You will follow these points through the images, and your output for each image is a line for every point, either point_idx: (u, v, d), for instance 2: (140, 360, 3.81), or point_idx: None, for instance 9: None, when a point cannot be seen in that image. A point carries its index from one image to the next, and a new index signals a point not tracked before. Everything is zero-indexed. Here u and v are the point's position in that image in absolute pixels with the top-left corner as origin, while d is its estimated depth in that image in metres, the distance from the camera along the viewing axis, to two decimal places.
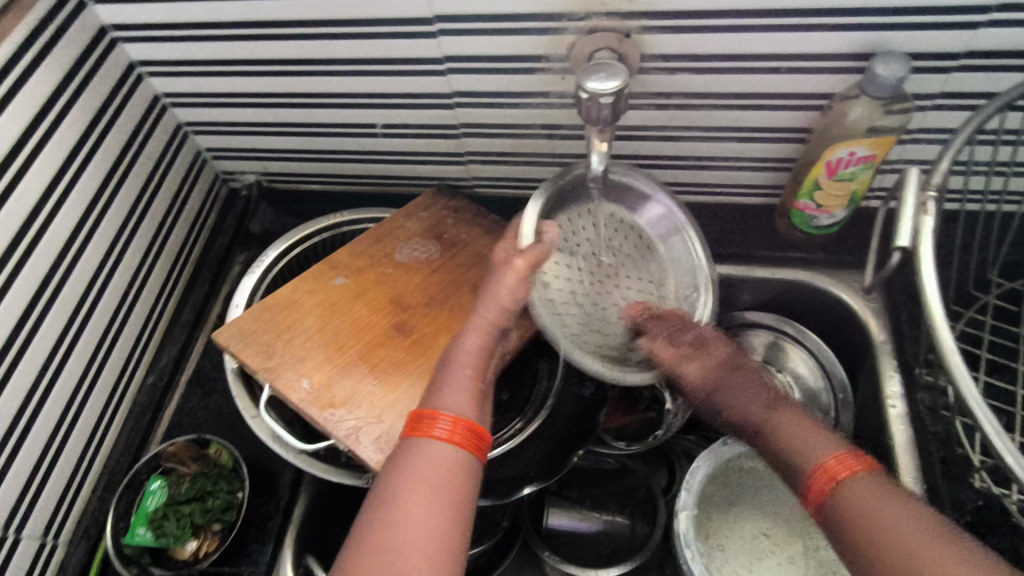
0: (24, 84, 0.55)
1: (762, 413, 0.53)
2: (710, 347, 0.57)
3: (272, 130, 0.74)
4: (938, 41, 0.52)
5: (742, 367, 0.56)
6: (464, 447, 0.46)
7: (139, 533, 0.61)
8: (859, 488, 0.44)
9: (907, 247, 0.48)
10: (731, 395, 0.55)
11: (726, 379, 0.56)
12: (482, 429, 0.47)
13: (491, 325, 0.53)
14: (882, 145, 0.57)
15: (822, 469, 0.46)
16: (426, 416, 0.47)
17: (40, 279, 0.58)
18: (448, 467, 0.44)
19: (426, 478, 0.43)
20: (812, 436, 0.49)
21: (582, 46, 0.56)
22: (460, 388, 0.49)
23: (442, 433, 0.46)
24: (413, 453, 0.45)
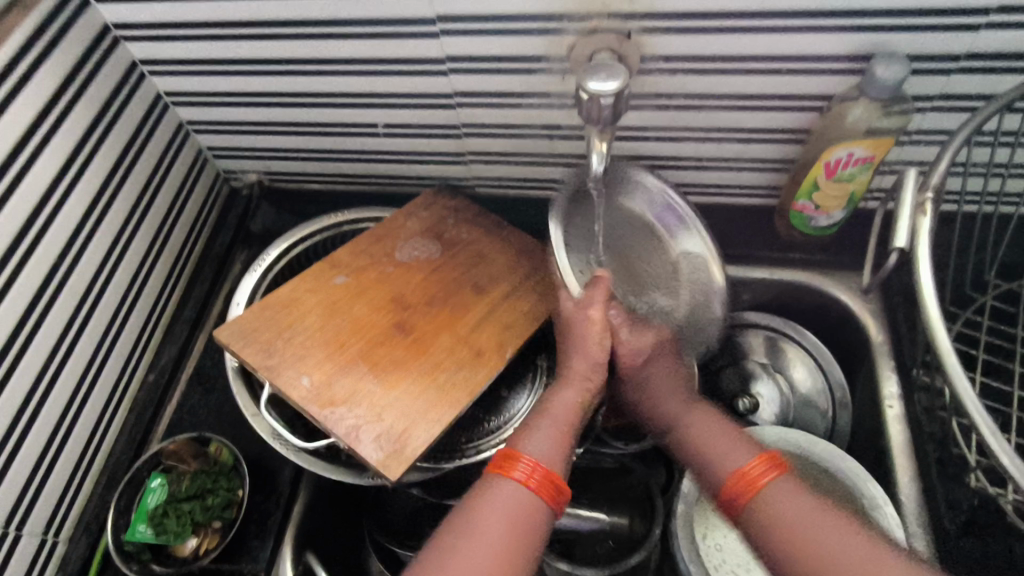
0: (28, 82, 0.55)
1: (681, 401, 0.57)
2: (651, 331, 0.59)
3: (273, 129, 0.75)
4: (937, 43, 0.52)
5: (671, 357, 0.60)
6: (541, 493, 0.49)
7: (139, 530, 0.62)
8: (780, 498, 0.47)
9: (905, 247, 0.48)
10: (658, 378, 0.58)
11: (657, 362, 0.59)
12: (560, 478, 0.49)
13: (583, 380, 0.55)
14: (881, 146, 0.57)
15: (743, 476, 0.49)
16: (511, 458, 0.50)
17: (42, 276, 0.58)
18: (524, 509, 0.48)
19: (503, 518, 0.47)
20: (727, 433, 0.53)
21: (582, 47, 0.56)
22: (548, 438, 0.52)
23: (522, 477, 0.49)
24: (492, 490, 0.49)
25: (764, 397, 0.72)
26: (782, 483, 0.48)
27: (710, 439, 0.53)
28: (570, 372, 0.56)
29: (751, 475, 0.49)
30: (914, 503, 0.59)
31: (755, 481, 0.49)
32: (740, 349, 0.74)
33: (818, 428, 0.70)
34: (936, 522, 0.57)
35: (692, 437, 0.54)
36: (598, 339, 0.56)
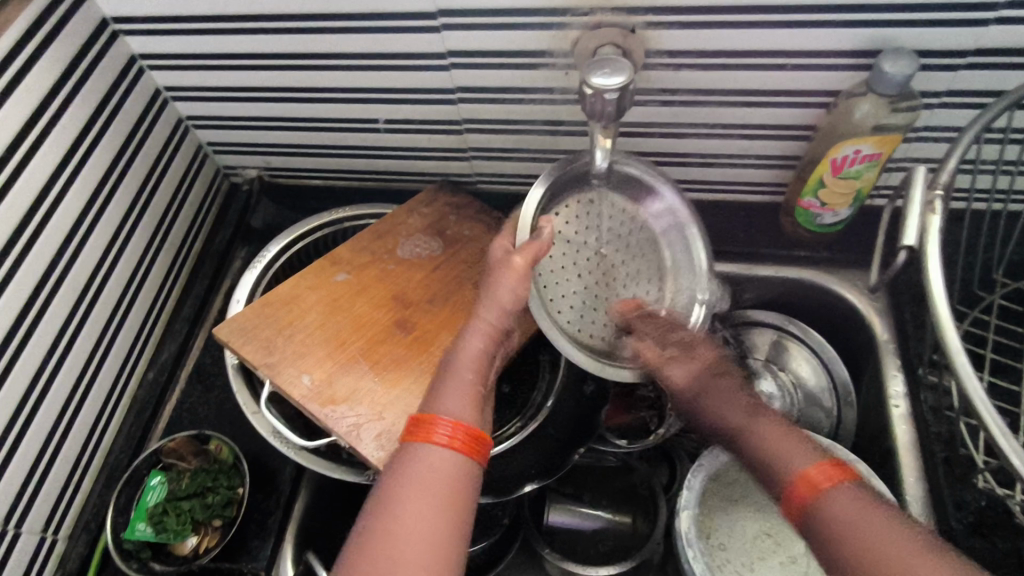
0: (24, 76, 0.54)
1: (744, 420, 0.51)
2: (694, 351, 0.56)
3: (274, 124, 0.74)
4: (947, 38, 0.52)
5: (724, 375, 0.55)
6: (464, 453, 0.45)
7: (139, 529, 0.61)
8: (840, 501, 0.43)
9: (914, 246, 0.47)
10: (714, 399, 0.53)
11: (709, 383, 0.54)
12: (482, 433, 0.46)
13: (492, 327, 0.53)
14: (887, 143, 0.56)
15: (805, 478, 0.45)
16: (425, 422, 0.46)
17: (41, 272, 0.58)
18: (448, 476, 0.44)
19: (428, 487, 0.43)
20: (791, 441, 0.48)
21: (586, 41, 0.55)
22: (458, 395, 0.48)
23: (442, 441, 0.45)
24: (414, 460, 0.44)
25: (766, 392, 0.70)
26: (844, 487, 0.44)
27: (774, 452, 0.48)
28: (482, 322, 0.53)
29: (814, 477, 0.45)
30: (921, 504, 0.59)
31: (818, 485, 0.44)
32: (744, 347, 0.73)
33: (822, 428, 0.69)
34: (942, 522, 0.57)
35: (761, 455, 0.48)
36: (509, 286, 0.53)
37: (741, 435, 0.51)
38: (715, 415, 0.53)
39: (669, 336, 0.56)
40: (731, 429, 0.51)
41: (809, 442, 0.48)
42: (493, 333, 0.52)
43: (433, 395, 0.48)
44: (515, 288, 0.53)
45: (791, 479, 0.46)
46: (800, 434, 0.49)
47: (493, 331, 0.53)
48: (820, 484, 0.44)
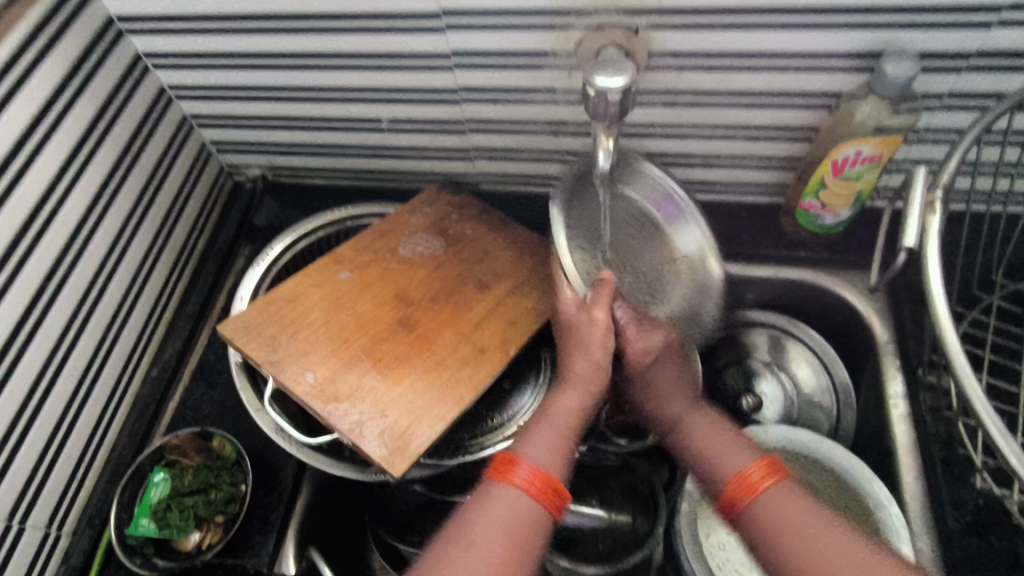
0: (31, 74, 0.55)
1: (683, 407, 0.58)
2: (661, 331, 0.59)
3: (278, 124, 0.74)
4: (948, 41, 0.52)
5: (676, 361, 0.59)
6: (539, 501, 0.47)
7: (142, 524, 0.62)
8: (777, 504, 0.48)
9: (913, 247, 0.48)
10: (665, 382, 0.59)
11: (664, 364, 0.59)
12: (561, 484, 0.48)
13: (586, 385, 0.54)
14: (888, 145, 0.57)
15: (741, 480, 0.50)
16: (511, 460, 0.49)
17: (46, 268, 0.58)
18: (524, 517, 0.47)
19: (506, 525, 0.46)
20: (727, 436, 0.54)
21: (589, 43, 0.56)
22: (548, 445, 0.50)
23: (521, 482, 0.48)
24: (494, 493, 0.47)
25: (767, 393, 0.72)
26: (779, 487, 0.48)
27: (710, 442, 0.54)
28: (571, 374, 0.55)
29: (751, 479, 0.49)
30: (919, 503, 0.59)
31: (755, 486, 0.49)
32: (745, 347, 0.74)
33: (821, 427, 0.70)
34: (940, 520, 0.58)
35: (694, 445, 0.55)
36: (596, 343, 0.55)
37: (677, 419, 0.58)
38: (659, 397, 0.59)
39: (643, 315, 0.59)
40: (671, 413, 0.58)
41: (743, 437, 0.54)
42: (588, 392, 0.54)
43: (523, 440, 0.51)
44: (601, 345, 0.55)
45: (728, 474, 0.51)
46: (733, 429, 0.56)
47: (589, 389, 0.54)
48: (757, 486, 0.49)
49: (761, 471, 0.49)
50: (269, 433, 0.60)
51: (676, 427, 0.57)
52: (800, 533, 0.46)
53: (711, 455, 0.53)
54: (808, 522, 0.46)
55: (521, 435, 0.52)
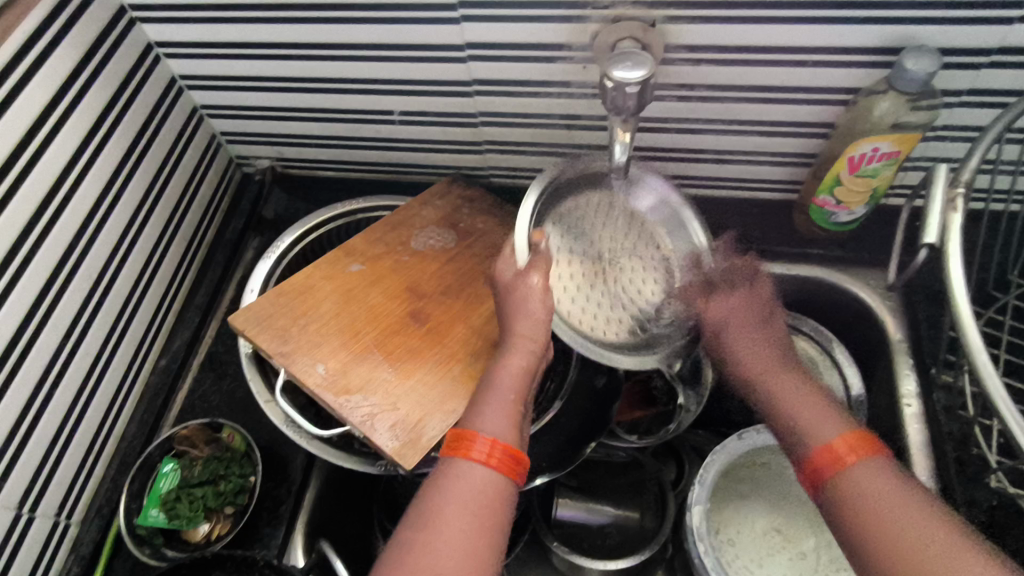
0: (44, 61, 0.54)
1: (769, 368, 0.58)
2: (749, 305, 0.61)
3: (289, 115, 0.74)
4: (971, 36, 0.51)
5: (762, 329, 0.60)
6: (498, 470, 0.46)
7: (151, 515, 0.61)
8: (870, 480, 0.46)
9: (935, 244, 0.47)
10: (749, 346, 0.59)
11: (749, 327, 0.60)
12: (519, 453, 0.47)
13: (530, 343, 0.52)
14: (907, 142, 0.56)
15: (830, 454, 0.49)
16: (465, 436, 0.47)
17: (58, 257, 0.58)
18: (485, 490, 0.45)
19: (468, 504, 0.44)
20: (818, 399, 0.53)
21: (605, 35, 0.55)
22: (499, 411, 0.49)
23: (478, 457, 0.46)
24: (452, 475, 0.45)
25: None
26: (874, 463, 0.47)
27: (803, 408, 0.53)
28: (512, 337, 0.53)
29: (839, 453, 0.48)
30: None
31: (845, 458, 0.48)
32: None
33: None
34: None
35: (786, 404, 0.54)
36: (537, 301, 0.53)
37: (765, 375, 0.57)
38: (739, 358, 0.59)
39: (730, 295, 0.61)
40: (752, 369, 0.58)
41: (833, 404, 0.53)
42: (532, 348, 0.52)
43: (474, 410, 0.49)
44: (542, 305, 0.53)
45: (823, 445, 0.49)
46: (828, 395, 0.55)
47: (533, 348, 0.52)
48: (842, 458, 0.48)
49: (848, 447, 0.48)
50: (280, 425, 0.60)
51: (764, 385, 0.57)
52: (882, 507, 0.45)
53: (800, 414, 0.53)
54: (892, 496, 0.45)
55: (471, 406, 0.50)
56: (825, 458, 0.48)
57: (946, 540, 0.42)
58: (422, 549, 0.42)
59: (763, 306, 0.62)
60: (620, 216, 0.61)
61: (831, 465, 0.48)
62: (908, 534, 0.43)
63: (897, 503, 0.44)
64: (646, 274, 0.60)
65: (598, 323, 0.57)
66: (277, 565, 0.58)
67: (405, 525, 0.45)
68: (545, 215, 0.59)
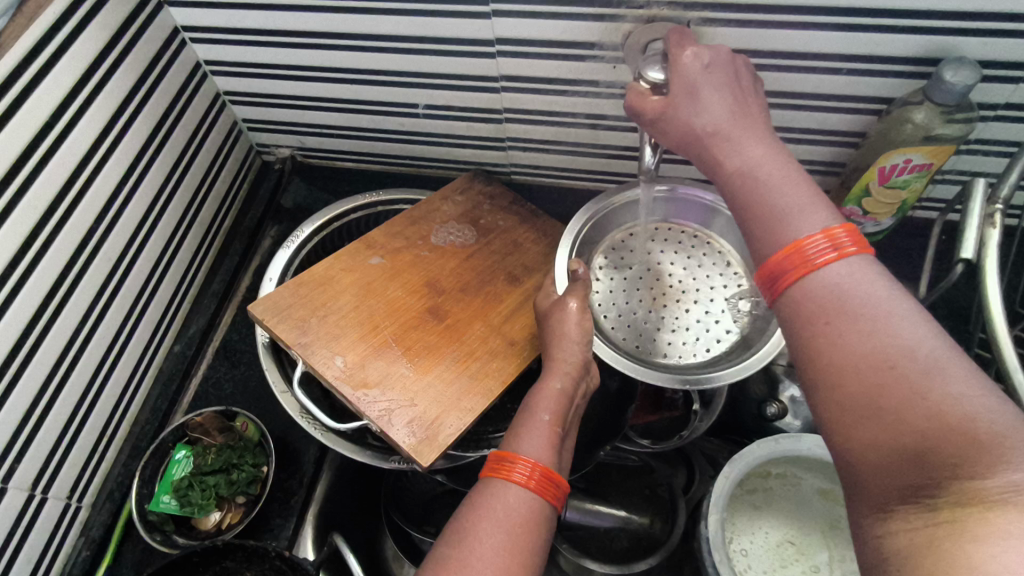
0: (74, 40, 0.54)
1: (733, 126, 0.44)
2: (712, 60, 0.46)
3: (312, 104, 0.74)
4: (1015, 48, 0.50)
5: (728, 96, 0.45)
6: (539, 493, 0.45)
7: (163, 501, 0.62)
8: (843, 277, 0.36)
9: (972, 260, 0.46)
10: (705, 103, 0.45)
11: (708, 82, 0.45)
12: (560, 476, 0.46)
13: (569, 364, 0.52)
14: (941, 155, 0.55)
15: (793, 252, 0.38)
16: (506, 459, 0.47)
17: (78, 239, 0.58)
18: (523, 512, 0.44)
19: (507, 523, 0.43)
20: (787, 179, 0.41)
21: (639, 35, 0.54)
22: (540, 436, 0.48)
23: (519, 478, 0.45)
24: (492, 495, 0.44)
25: (789, 396, 0.69)
26: (850, 265, 0.37)
27: (770, 185, 0.41)
28: (552, 359, 0.53)
29: (806, 252, 0.38)
30: None
31: (812, 255, 0.37)
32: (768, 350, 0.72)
33: None
34: None
35: (746, 177, 0.42)
36: (577, 333, 0.53)
37: (725, 135, 0.44)
38: (688, 126, 0.45)
39: (686, 52, 0.46)
40: (713, 132, 0.44)
41: (802, 177, 0.41)
42: (571, 372, 0.52)
43: (514, 433, 0.49)
44: (579, 327, 0.53)
45: (783, 236, 0.39)
46: (799, 165, 0.42)
47: (572, 372, 0.52)
48: (807, 262, 0.37)
49: (822, 239, 0.37)
50: (294, 417, 0.60)
51: (721, 152, 0.44)
52: (849, 314, 0.35)
53: (760, 195, 0.41)
54: (871, 299, 0.35)
55: (512, 430, 0.50)
56: (787, 254, 0.38)
57: (933, 356, 0.32)
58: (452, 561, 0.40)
59: (726, 61, 0.46)
60: (679, 236, 0.64)
61: (794, 261, 0.38)
62: (876, 344, 0.33)
63: (878, 309, 0.35)
64: (710, 284, 0.62)
65: (663, 343, 0.59)
66: (289, 557, 0.57)
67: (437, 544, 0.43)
68: (591, 254, 0.63)
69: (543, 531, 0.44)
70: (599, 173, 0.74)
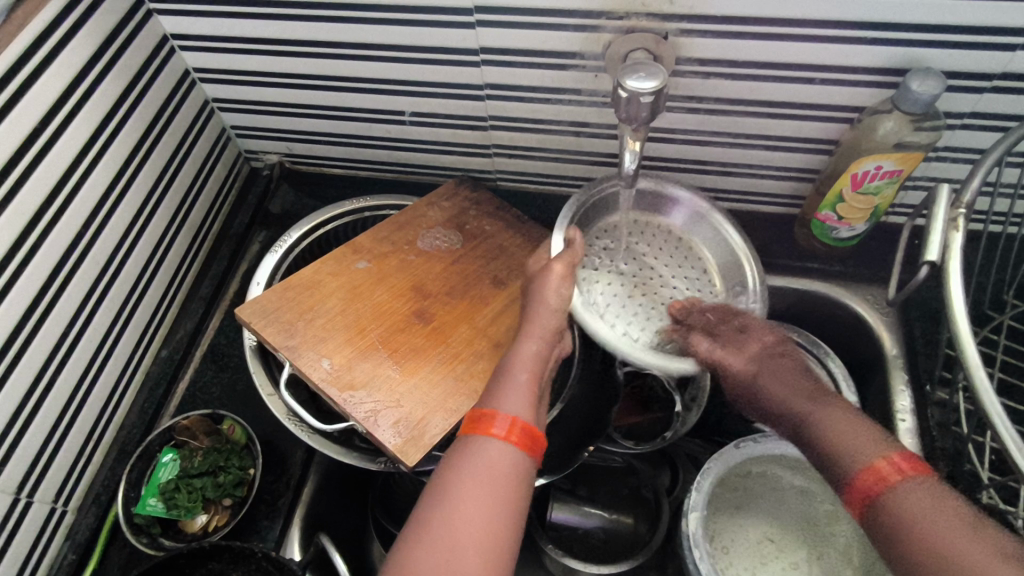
0: (63, 48, 0.55)
1: (795, 394, 0.54)
2: (756, 352, 0.58)
3: (301, 111, 0.75)
4: (979, 60, 0.52)
5: (784, 364, 0.57)
6: (519, 447, 0.46)
7: (149, 504, 0.62)
8: (912, 497, 0.43)
9: (936, 262, 0.49)
10: (767, 377, 0.56)
11: (766, 369, 0.57)
12: (537, 432, 0.47)
13: (547, 329, 0.54)
14: (909, 161, 0.57)
15: (873, 470, 0.45)
16: (484, 416, 0.47)
17: (66, 243, 0.58)
18: (502, 464, 0.45)
19: (486, 475, 0.44)
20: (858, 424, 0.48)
21: (618, 46, 0.56)
22: (517, 393, 0.49)
23: (498, 434, 0.46)
24: (472, 451, 0.45)
25: None
26: (919, 479, 0.43)
27: (839, 425, 0.49)
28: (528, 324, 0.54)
29: (883, 469, 0.44)
30: None
31: (888, 478, 0.44)
32: None
33: None
34: None
35: (822, 432, 0.49)
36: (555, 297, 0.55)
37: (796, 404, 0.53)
38: (766, 392, 0.56)
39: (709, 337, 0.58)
40: (784, 398, 0.54)
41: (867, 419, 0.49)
42: (544, 335, 0.53)
43: (492, 388, 0.50)
44: (557, 295, 0.55)
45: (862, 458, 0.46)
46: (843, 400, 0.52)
47: (544, 334, 0.53)
48: (887, 475, 0.44)
49: (891, 465, 0.44)
50: (281, 419, 0.60)
51: (792, 408, 0.53)
52: (926, 527, 0.41)
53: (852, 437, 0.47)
54: (939, 524, 0.41)
55: (490, 387, 0.50)
56: (868, 472, 0.45)
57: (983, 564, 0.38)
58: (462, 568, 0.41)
59: (762, 347, 0.58)
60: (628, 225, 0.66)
61: (874, 480, 0.44)
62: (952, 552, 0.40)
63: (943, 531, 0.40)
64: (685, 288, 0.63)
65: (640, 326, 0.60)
66: (276, 556, 0.57)
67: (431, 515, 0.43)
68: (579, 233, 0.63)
69: (524, 475, 0.46)
70: (583, 180, 0.76)
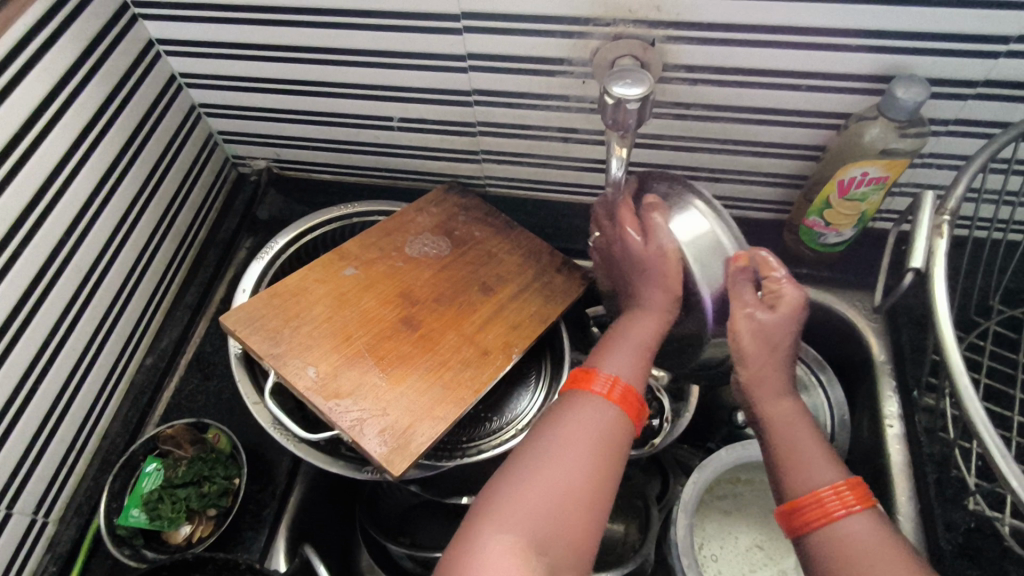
0: (45, 53, 0.54)
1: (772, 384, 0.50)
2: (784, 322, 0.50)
3: (288, 117, 0.74)
4: (962, 66, 0.53)
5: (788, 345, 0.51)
6: (620, 410, 0.48)
7: (133, 515, 0.61)
8: (851, 531, 0.43)
9: (920, 269, 0.49)
10: (773, 356, 0.50)
11: (777, 341, 0.50)
12: (639, 398, 0.49)
13: (660, 313, 0.53)
14: (895, 168, 0.57)
15: (817, 500, 0.45)
16: (590, 374, 0.50)
17: (47, 252, 0.57)
18: (608, 421, 0.48)
19: (592, 428, 0.47)
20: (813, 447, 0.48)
21: (606, 52, 0.56)
22: (626, 363, 0.51)
23: (601, 393, 0.49)
24: (577, 404, 0.48)
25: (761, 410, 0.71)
26: (862, 514, 0.44)
27: (797, 448, 0.48)
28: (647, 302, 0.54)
29: (827, 502, 0.44)
30: (912, 524, 0.60)
31: (832, 513, 0.44)
32: None
33: None
34: (934, 543, 0.58)
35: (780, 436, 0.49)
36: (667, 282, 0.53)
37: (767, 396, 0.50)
38: (763, 370, 0.50)
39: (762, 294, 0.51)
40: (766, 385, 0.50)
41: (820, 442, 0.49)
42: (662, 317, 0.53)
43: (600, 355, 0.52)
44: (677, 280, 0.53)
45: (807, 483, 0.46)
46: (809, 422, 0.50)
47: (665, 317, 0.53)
48: (830, 509, 0.44)
49: (835, 497, 0.44)
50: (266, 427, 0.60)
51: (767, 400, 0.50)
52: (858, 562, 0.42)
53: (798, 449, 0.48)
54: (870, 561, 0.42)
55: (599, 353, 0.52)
56: (811, 501, 0.45)
57: None
58: (565, 518, 0.43)
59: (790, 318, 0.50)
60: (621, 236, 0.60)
61: (815, 511, 0.45)
62: None
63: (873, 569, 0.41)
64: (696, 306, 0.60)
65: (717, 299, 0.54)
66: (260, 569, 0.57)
67: (540, 462, 0.45)
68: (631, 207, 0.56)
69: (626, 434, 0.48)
70: (571, 186, 0.76)
